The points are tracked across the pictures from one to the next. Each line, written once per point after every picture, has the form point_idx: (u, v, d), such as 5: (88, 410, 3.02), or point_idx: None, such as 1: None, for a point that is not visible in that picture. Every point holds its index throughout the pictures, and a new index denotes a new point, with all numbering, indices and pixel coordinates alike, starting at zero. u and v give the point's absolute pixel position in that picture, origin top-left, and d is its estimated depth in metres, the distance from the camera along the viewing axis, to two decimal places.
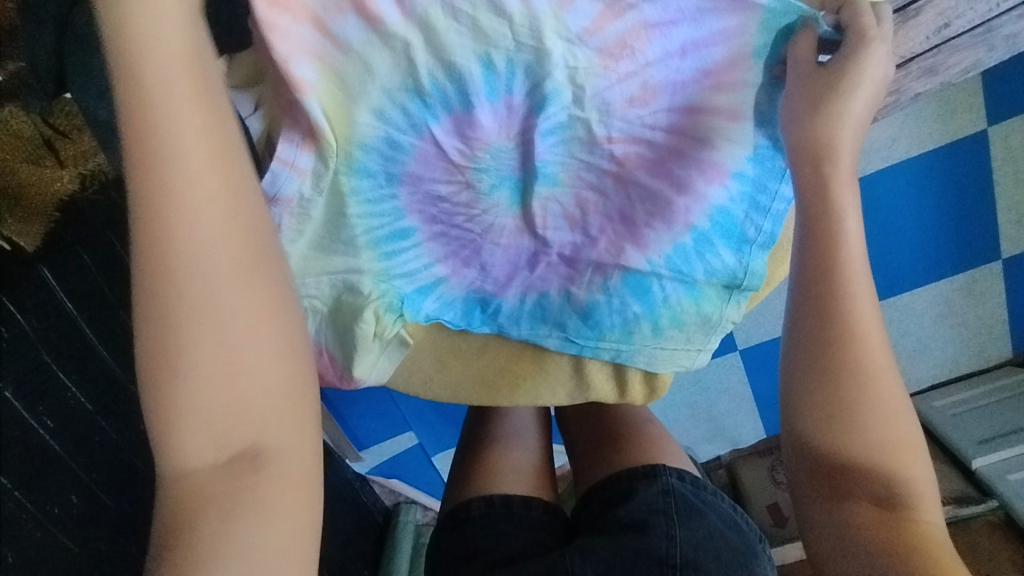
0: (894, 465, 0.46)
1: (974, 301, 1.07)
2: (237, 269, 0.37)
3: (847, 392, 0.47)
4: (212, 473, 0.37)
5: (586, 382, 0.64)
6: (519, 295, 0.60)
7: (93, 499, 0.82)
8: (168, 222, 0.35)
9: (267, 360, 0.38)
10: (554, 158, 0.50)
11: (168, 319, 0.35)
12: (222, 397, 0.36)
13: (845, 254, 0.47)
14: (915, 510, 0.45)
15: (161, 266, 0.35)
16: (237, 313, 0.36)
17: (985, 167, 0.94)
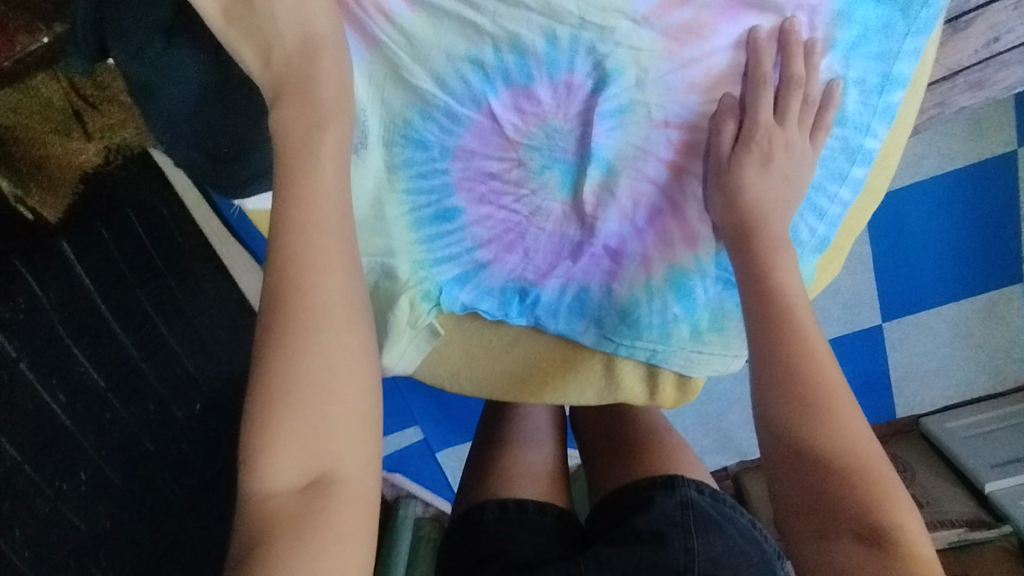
0: (873, 498, 0.40)
1: (991, 323, 1.06)
2: (344, 291, 0.36)
3: (808, 420, 0.42)
4: (289, 495, 0.34)
5: (617, 382, 0.62)
6: (560, 287, 0.59)
7: (100, 474, 0.82)
8: (286, 242, 0.36)
9: (354, 385, 0.36)
10: (610, 142, 0.51)
11: (277, 331, 0.35)
12: (311, 418, 0.34)
13: (790, 299, 0.47)
14: (901, 544, 0.38)
15: (275, 281, 0.36)
16: (337, 332, 0.36)
17: (1012, 189, 0.93)
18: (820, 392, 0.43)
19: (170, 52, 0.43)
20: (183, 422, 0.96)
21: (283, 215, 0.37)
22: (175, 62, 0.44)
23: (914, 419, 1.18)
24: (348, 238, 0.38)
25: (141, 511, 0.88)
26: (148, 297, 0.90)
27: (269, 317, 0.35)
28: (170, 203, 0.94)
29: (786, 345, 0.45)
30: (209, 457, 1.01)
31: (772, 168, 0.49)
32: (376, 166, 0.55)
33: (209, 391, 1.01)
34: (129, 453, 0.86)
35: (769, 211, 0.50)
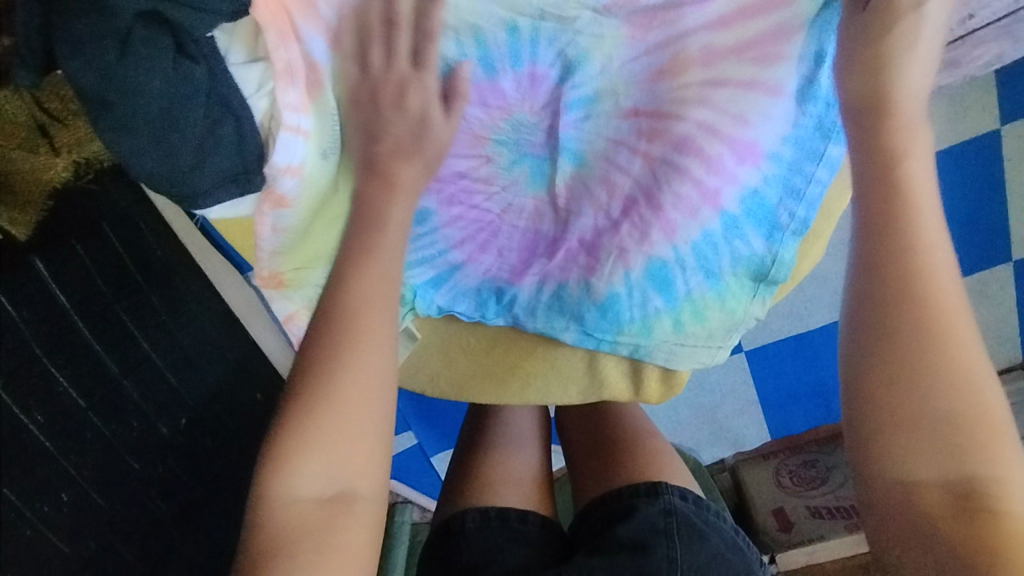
0: (967, 444, 0.38)
1: (981, 305, 1.06)
2: (386, 332, 0.42)
3: (909, 359, 0.39)
4: (312, 505, 0.40)
5: (600, 379, 0.62)
6: (536, 284, 0.59)
7: (83, 497, 0.80)
8: (344, 287, 0.43)
9: (380, 415, 0.41)
10: (579, 134, 0.52)
11: (326, 360, 0.41)
12: (341, 439, 0.40)
13: (911, 210, 0.40)
14: (993, 493, 0.38)
15: (332, 317, 0.42)
16: (375, 367, 0.41)
17: (995, 166, 0.91)
18: (926, 323, 0.39)
19: (131, 59, 0.38)
20: (168, 438, 0.94)
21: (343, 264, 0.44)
22: (139, 68, 0.39)
23: None
24: (392, 285, 0.44)
25: (127, 529, 0.86)
26: (126, 312, 0.88)
27: (311, 347, 0.41)
28: (147, 216, 0.92)
29: (898, 272, 0.39)
30: (196, 473, 0.99)
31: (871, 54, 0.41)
32: None
33: (194, 405, 0.99)
34: (113, 472, 0.84)
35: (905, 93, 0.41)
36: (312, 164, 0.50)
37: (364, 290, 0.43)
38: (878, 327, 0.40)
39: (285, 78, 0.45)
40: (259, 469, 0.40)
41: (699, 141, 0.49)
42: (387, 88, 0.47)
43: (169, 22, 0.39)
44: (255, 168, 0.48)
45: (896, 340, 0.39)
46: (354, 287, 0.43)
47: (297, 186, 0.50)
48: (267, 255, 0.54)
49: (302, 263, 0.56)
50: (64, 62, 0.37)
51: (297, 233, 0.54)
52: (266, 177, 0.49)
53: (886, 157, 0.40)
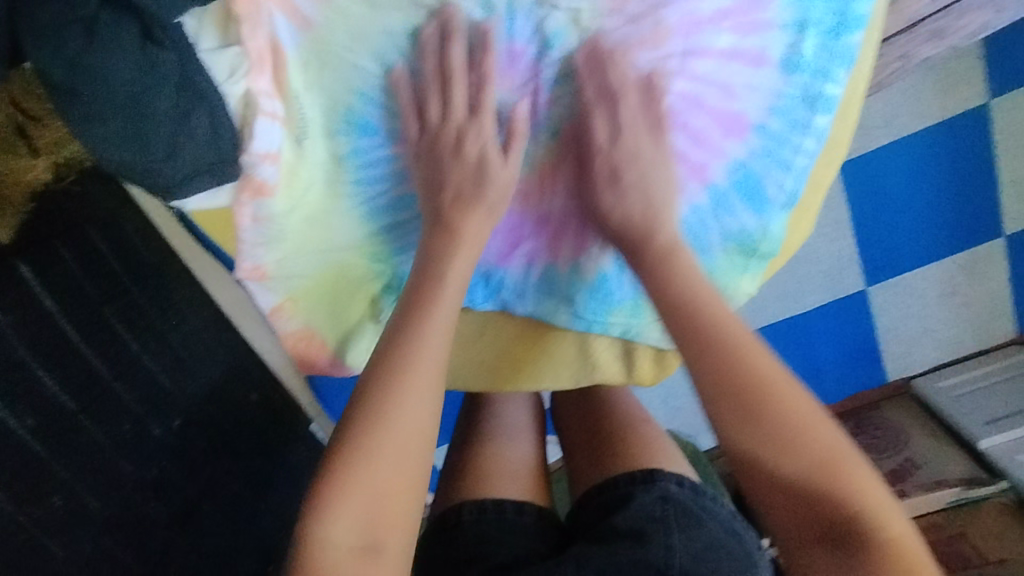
0: (831, 484, 0.41)
1: (975, 280, 1.06)
2: (438, 389, 0.44)
3: (761, 412, 0.43)
4: (346, 553, 0.38)
5: (592, 362, 0.61)
6: (525, 266, 0.58)
7: (77, 500, 0.79)
8: (404, 341, 0.44)
9: (421, 468, 0.42)
10: (564, 111, 0.51)
11: (381, 407, 0.42)
12: (384, 489, 0.40)
13: (702, 303, 0.48)
14: (873, 528, 0.40)
15: (390, 367, 0.43)
16: (426, 420, 0.43)
17: (985, 140, 0.93)
18: (757, 382, 0.43)
19: (95, 49, 0.37)
20: (162, 440, 0.92)
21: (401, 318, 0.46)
22: (106, 57, 0.38)
23: (905, 382, 1.17)
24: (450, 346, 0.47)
25: (124, 532, 0.85)
26: (115, 314, 0.87)
27: (366, 395, 0.42)
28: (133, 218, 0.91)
29: (715, 348, 0.45)
30: (194, 475, 0.97)
31: (624, 185, 0.51)
32: (320, 157, 0.51)
33: (188, 406, 0.98)
34: (106, 476, 0.83)
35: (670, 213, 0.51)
36: (290, 153, 0.50)
37: (420, 346, 0.44)
38: (729, 391, 0.44)
39: (258, 67, 0.45)
40: (301, 515, 0.39)
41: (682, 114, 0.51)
42: (446, 138, 0.49)
43: (134, 7, 0.39)
44: (230, 157, 0.47)
45: (723, 408, 0.44)
46: (410, 343, 0.44)
47: (276, 173, 0.50)
48: (250, 247, 0.53)
49: (288, 254, 0.55)
50: (29, 52, 0.37)
51: (280, 223, 0.52)
52: (243, 166, 0.48)
53: (665, 259, 0.50)
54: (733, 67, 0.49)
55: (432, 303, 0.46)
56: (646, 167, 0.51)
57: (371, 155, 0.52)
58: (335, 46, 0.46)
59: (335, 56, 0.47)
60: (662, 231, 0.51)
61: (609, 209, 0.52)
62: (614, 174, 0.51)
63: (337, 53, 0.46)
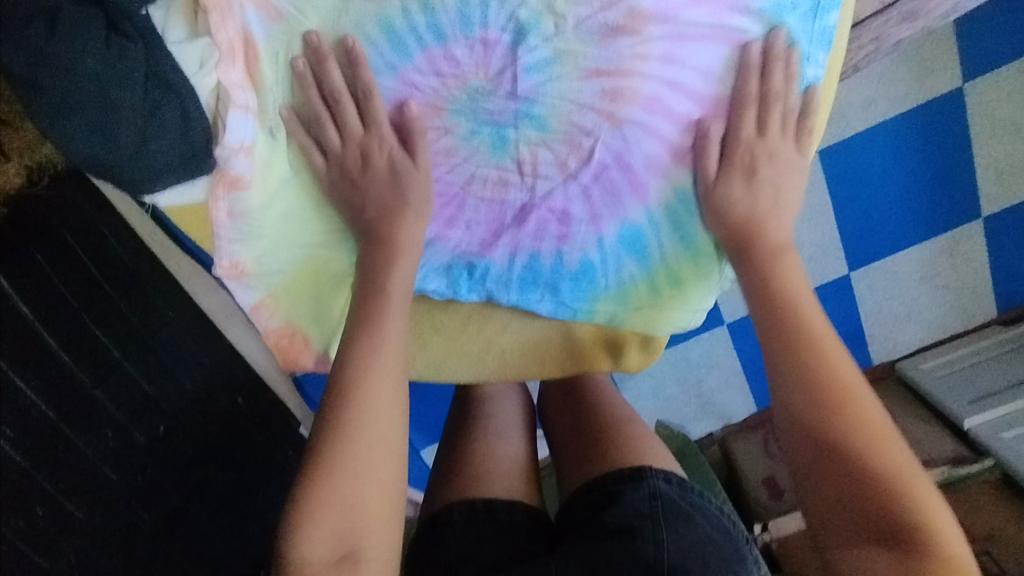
0: (898, 493, 0.46)
1: (954, 262, 1.07)
2: (391, 405, 0.49)
3: (835, 411, 0.49)
4: (322, 564, 0.44)
5: (578, 349, 0.62)
6: (508, 256, 0.57)
7: (60, 510, 0.78)
8: (357, 365, 0.49)
9: (383, 480, 0.47)
10: (544, 98, 0.49)
11: (339, 431, 0.47)
12: (349, 504, 0.45)
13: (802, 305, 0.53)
14: (934, 542, 0.44)
15: (345, 391, 0.48)
16: (382, 436, 0.47)
17: (961, 122, 0.94)
18: (838, 385, 0.50)
19: (59, 41, 0.37)
20: (146, 447, 0.90)
21: (353, 343, 0.50)
22: (72, 50, 0.37)
23: (890, 364, 1.18)
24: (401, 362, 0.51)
25: (106, 541, 0.83)
26: (95, 320, 0.86)
27: (327, 419, 0.47)
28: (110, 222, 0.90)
29: (805, 351, 0.51)
30: (179, 481, 0.95)
31: (757, 177, 0.54)
32: (294, 149, 0.51)
33: (172, 412, 0.96)
34: (87, 485, 0.81)
35: (768, 220, 0.55)
36: (263, 145, 0.49)
37: (375, 363, 0.49)
38: (811, 389, 0.50)
39: (228, 57, 0.44)
40: (282, 531, 0.46)
41: (667, 102, 0.50)
42: (352, 160, 0.52)
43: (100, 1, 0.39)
44: (203, 151, 0.46)
45: (810, 417, 0.49)
46: (365, 363, 0.49)
47: (250, 166, 0.49)
48: (226, 244, 0.52)
49: (265, 250, 0.54)
50: None
51: (256, 217, 0.51)
52: (216, 159, 0.47)
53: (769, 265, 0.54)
54: (710, 53, 0.48)
55: (381, 325, 0.51)
56: (753, 171, 0.54)
57: (307, 159, 0.52)
58: (305, 39, 0.46)
59: (305, 48, 0.46)
60: (767, 235, 0.55)
61: (732, 202, 0.54)
62: (751, 165, 0.53)
63: (306, 47, 0.46)
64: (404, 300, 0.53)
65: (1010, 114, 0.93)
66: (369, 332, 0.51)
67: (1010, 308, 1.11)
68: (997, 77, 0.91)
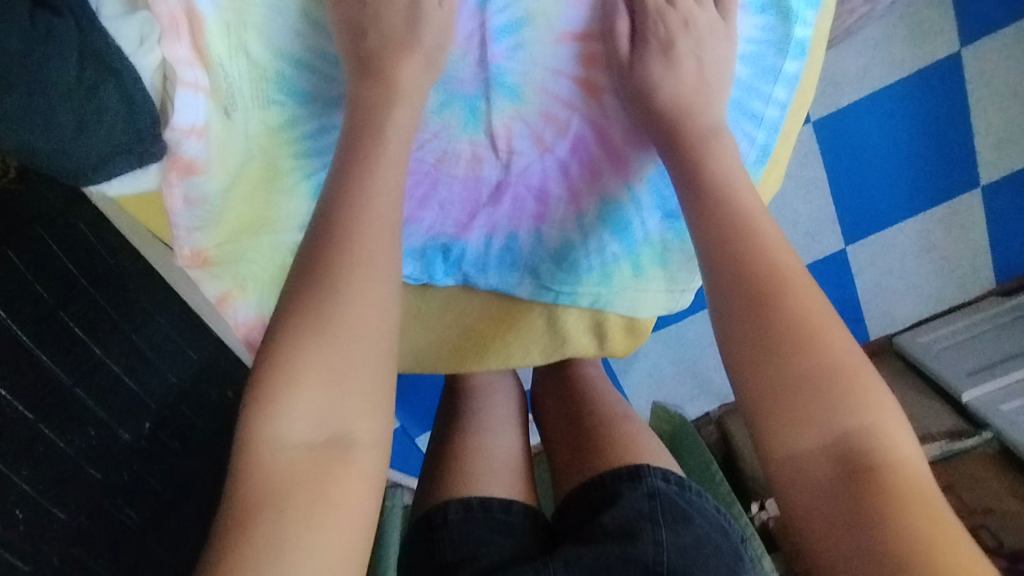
0: (844, 390, 0.39)
1: (952, 233, 1.04)
2: (383, 267, 0.41)
3: (771, 302, 0.40)
4: (304, 446, 0.37)
5: (562, 336, 0.60)
6: (485, 237, 0.55)
7: (40, 511, 0.76)
8: (346, 218, 0.41)
9: (374, 351, 0.39)
10: (514, 65, 0.49)
11: (323, 293, 0.39)
12: (334, 377, 0.38)
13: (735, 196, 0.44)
14: (880, 445, 0.38)
15: (330, 248, 0.41)
16: (373, 302, 0.40)
17: (959, 89, 0.91)
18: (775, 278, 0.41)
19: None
20: (132, 445, 0.88)
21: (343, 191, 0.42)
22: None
23: (888, 339, 1.15)
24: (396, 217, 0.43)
25: (91, 540, 0.81)
26: (73, 317, 0.83)
27: (308, 282, 0.40)
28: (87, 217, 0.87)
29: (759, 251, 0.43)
30: (167, 478, 0.93)
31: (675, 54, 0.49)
32: (252, 129, 0.48)
33: (159, 407, 0.93)
34: (70, 486, 0.79)
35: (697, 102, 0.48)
36: (218, 126, 0.46)
37: (364, 211, 0.42)
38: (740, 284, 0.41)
39: (171, 32, 0.42)
40: (242, 415, 0.38)
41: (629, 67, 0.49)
42: None
43: None
44: (150, 135, 0.43)
45: (738, 331, 0.41)
46: (350, 211, 0.41)
47: (203, 149, 0.46)
48: (185, 233, 0.50)
49: (227, 237, 0.52)
50: None
51: (215, 202, 0.49)
52: (167, 143, 0.45)
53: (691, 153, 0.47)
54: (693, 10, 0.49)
55: (374, 170, 0.43)
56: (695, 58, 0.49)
57: (338, 128, 0.49)
58: (257, 7, 0.44)
59: (258, 17, 0.44)
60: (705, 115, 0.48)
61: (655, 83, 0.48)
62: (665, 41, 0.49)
63: (260, 15, 0.44)
64: (403, 141, 0.45)
65: (1002, 78, 0.91)
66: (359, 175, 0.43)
67: (1006, 278, 1.10)
68: (995, 43, 0.89)
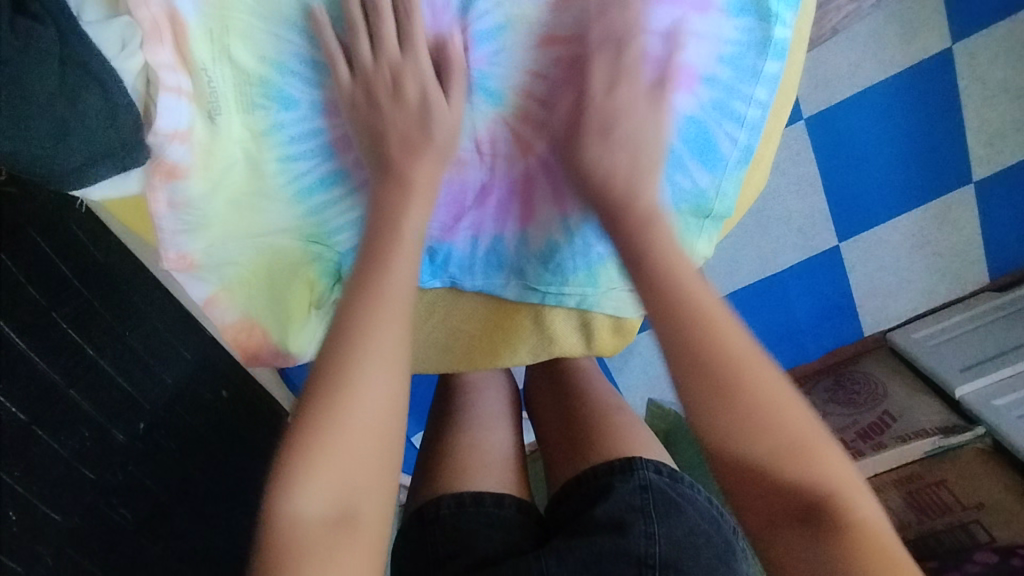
0: (808, 465, 0.41)
1: (945, 229, 1.04)
2: (401, 345, 0.43)
3: (726, 379, 0.41)
4: (319, 524, 0.38)
5: (549, 336, 0.60)
6: (470, 239, 0.56)
7: (30, 509, 0.78)
8: (365, 296, 0.43)
9: (389, 430, 0.41)
10: (495, 69, 0.49)
11: (345, 371, 0.41)
12: (352, 455, 0.40)
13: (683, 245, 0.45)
14: (845, 513, 0.40)
15: (350, 325, 0.42)
16: (392, 381, 0.41)
17: (951, 85, 0.91)
18: (725, 359, 0.42)
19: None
20: (127, 445, 0.88)
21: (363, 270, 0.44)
22: None
23: (882, 335, 1.16)
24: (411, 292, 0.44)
25: (87, 539, 0.82)
26: (67, 320, 0.83)
27: (331, 358, 0.41)
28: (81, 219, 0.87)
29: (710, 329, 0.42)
30: (163, 479, 0.93)
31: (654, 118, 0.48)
32: (237, 133, 0.48)
33: (154, 408, 0.92)
34: (65, 484, 0.81)
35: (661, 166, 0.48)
36: (202, 129, 0.47)
37: (382, 290, 0.43)
38: (692, 361, 0.42)
39: (153, 37, 0.42)
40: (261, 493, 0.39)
41: None
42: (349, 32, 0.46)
43: None
44: (132, 139, 0.44)
45: (695, 402, 0.42)
46: (370, 289, 0.43)
47: (187, 153, 0.47)
48: (171, 236, 0.50)
49: (214, 240, 0.52)
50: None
51: (200, 207, 0.50)
52: (150, 147, 0.45)
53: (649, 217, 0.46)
54: (679, 10, 0.47)
55: (386, 243, 0.45)
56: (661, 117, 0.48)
57: (325, 128, 0.49)
58: (240, 13, 0.44)
59: (241, 22, 0.44)
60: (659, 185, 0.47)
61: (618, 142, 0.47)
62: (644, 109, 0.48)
63: (244, 21, 0.44)
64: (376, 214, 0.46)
65: (995, 75, 0.91)
66: (376, 255, 0.44)
67: (1000, 274, 1.09)
68: (986, 39, 0.89)
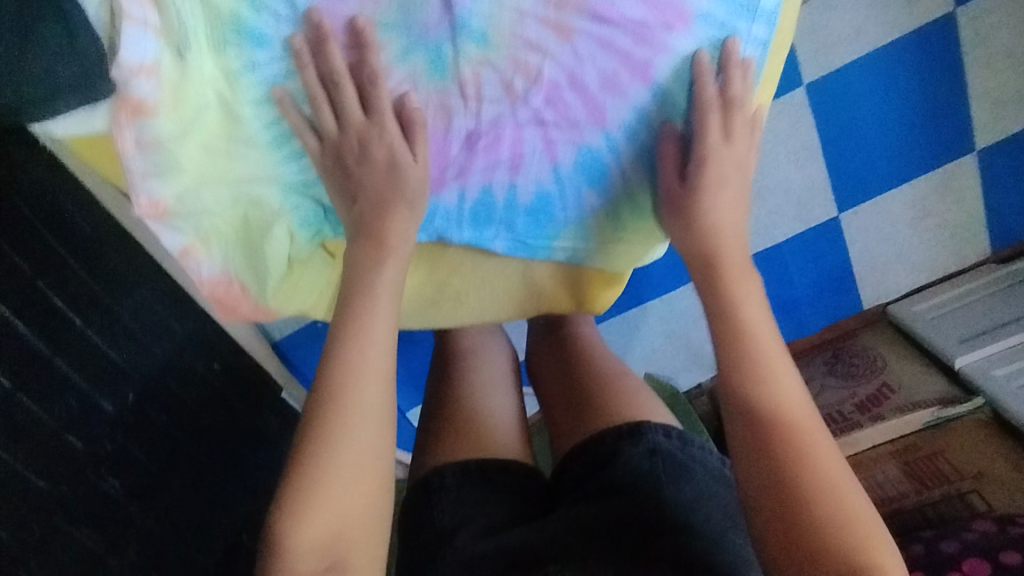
0: (855, 532, 0.45)
1: (948, 199, 1.02)
2: (377, 410, 0.49)
3: (782, 438, 0.49)
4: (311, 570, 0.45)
5: (534, 285, 0.63)
6: (460, 191, 0.55)
7: (19, 479, 0.72)
8: (342, 362, 0.49)
9: (369, 489, 0.47)
10: (478, 8, 0.45)
11: (325, 437, 0.47)
12: (336, 513, 0.46)
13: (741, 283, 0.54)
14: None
15: (329, 393, 0.48)
16: (369, 444, 0.48)
17: (954, 49, 0.89)
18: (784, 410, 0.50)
19: None
20: (115, 416, 0.86)
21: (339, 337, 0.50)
22: None
23: (881, 308, 1.14)
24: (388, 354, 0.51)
25: (76, 509, 0.78)
26: (52, 288, 0.79)
27: (315, 422, 0.47)
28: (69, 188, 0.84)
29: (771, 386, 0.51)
30: (152, 450, 0.90)
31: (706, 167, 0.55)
32: (209, 74, 0.46)
33: (143, 378, 0.91)
34: (52, 454, 0.76)
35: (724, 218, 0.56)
36: (171, 65, 0.45)
37: (359, 354, 0.49)
38: (758, 416, 0.50)
39: None
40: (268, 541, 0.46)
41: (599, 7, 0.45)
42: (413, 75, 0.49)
43: None
44: (97, 74, 0.45)
45: (753, 462, 0.49)
46: (348, 356, 0.49)
47: (154, 89, 0.45)
48: (142, 178, 0.49)
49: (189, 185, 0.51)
50: None
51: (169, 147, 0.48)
52: (116, 79, 0.44)
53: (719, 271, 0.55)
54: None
55: (370, 303, 0.51)
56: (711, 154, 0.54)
57: (298, 69, 0.46)
58: None
59: None
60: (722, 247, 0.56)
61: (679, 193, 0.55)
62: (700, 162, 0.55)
63: None
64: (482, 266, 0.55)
65: (999, 39, 0.89)
66: (362, 326, 0.50)
67: (1003, 247, 1.07)
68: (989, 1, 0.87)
